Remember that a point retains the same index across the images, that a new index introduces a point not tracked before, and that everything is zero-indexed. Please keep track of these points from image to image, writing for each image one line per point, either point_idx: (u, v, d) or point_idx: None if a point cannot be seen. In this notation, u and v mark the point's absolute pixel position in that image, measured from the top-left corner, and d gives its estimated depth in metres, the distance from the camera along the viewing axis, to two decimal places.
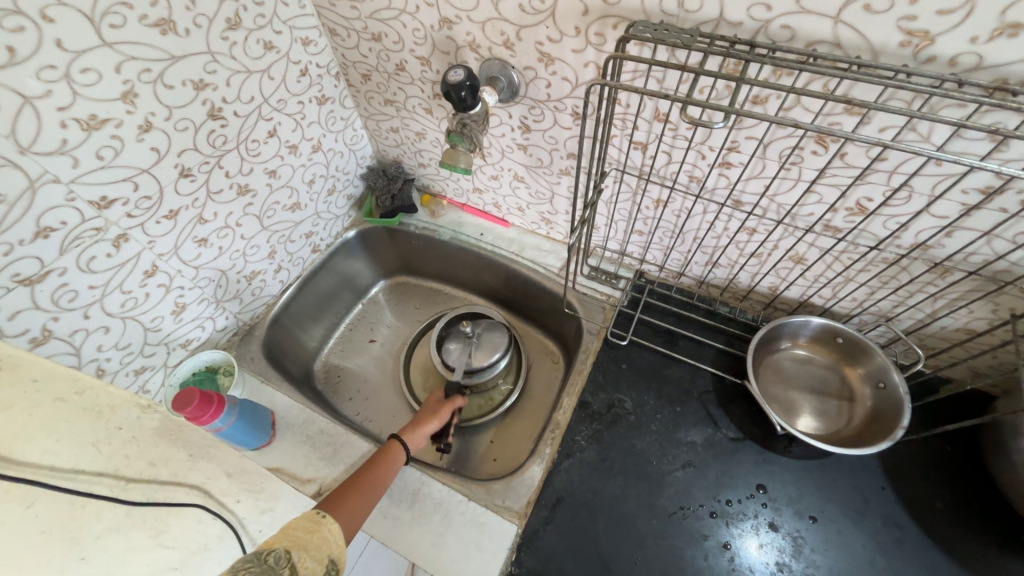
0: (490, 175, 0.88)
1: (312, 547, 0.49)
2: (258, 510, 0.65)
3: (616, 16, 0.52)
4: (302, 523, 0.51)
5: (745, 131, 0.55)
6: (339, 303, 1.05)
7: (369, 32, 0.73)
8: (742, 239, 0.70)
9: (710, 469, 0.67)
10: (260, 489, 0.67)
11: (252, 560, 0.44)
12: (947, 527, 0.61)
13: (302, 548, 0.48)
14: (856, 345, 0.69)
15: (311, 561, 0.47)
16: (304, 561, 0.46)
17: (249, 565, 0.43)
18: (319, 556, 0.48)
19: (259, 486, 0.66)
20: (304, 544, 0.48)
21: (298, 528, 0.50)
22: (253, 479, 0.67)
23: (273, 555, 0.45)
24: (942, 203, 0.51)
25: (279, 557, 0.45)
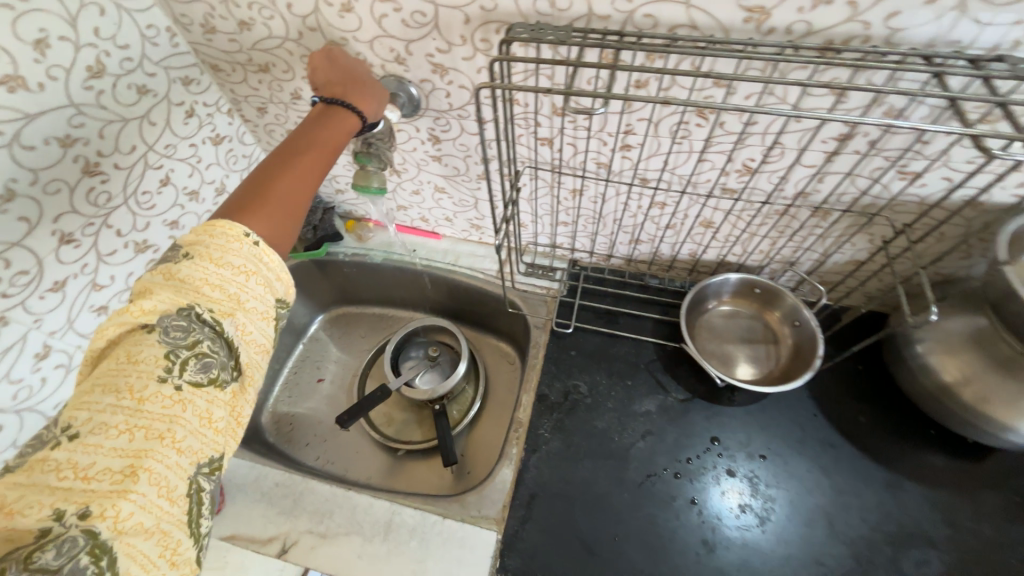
0: (410, 190, 0.87)
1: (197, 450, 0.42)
2: None
3: (497, 21, 0.54)
4: (219, 271, 0.44)
5: (635, 114, 0.59)
6: (278, 348, 1.00)
7: (255, 63, 0.70)
8: (655, 214, 0.75)
9: (667, 432, 0.71)
10: (224, 563, 0.63)
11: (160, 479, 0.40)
12: (872, 438, 0.68)
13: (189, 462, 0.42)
14: (771, 292, 0.75)
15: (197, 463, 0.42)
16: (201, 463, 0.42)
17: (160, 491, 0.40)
18: (257, 309, 0.46)
19: (222, 562, 0.63)
20: (216, 337, 0.43)
21: (228, 274, 0.44)
22: (215, 555, 0.63)
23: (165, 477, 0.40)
24: (809, 154, 0.58)
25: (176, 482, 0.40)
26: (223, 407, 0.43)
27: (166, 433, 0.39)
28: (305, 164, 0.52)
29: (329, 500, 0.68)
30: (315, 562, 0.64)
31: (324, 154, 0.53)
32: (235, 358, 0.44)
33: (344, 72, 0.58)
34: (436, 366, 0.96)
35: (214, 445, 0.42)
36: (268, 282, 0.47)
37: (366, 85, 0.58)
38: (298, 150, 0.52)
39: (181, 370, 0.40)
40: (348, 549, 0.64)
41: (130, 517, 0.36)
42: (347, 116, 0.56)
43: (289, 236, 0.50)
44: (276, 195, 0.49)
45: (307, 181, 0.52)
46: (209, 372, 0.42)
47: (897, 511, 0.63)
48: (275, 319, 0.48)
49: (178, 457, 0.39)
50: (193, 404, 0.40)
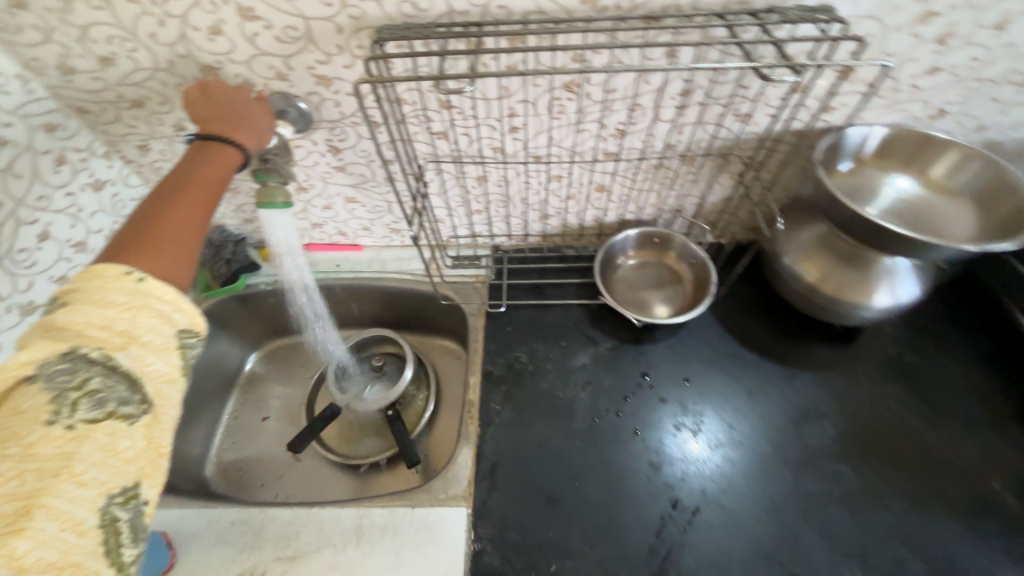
0: (321, 206, 0.88)
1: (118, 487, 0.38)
2: None
3: (368, 27, 0.58)
4: (103, 312, 0.40)
5: (513, 97, 0.66)
6: (212, 394, 0.95)
7: (126, 100, 0.67)
8: (556, 187, 0.82)
9: (603, 379, 0.78)
10: None
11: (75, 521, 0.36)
12: (769, 344, 0.80)
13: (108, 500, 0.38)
14: (667, 238, 0.86)
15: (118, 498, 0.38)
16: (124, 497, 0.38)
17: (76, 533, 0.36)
18: (155, 341, 0.42)
19: None
20: (109, 371, 0.39)
21: (114, 313, 0.41)
22: None
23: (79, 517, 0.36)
24: (664, 110, 0.68)
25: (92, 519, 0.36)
26: (134, 437, 0.39)
27: (63, 469, 0.35)
28: (190, 199, 0.51)
29: (293, 522, 0.67)
30: None
31: (209, 189, 0.54)
32: (140, 387, 0.40)
33: (219, 107, 0.60)
34: (384, 375, 0.96)
35: (126, 476, 0.38)
36: (164, 313, 0.43)
37: (242, 117, 0.60)
38: (179, 188, 0.52)
39: (73, 408, 0.36)
40: (319, 563, 0.63)
41: (29, 555, 0.32)
42: (226, 149, 0.56)
43: (186, 270, 0.48)
44: (163, 231, 0.48)
45: (196, 215, 0.51)
46: (108, 404, 0.38)
47: (797, 396, 0.75)
48: (180, 350, 0.44)
49: (81, 490, 0.35)
50: (92, 438, 0.37)
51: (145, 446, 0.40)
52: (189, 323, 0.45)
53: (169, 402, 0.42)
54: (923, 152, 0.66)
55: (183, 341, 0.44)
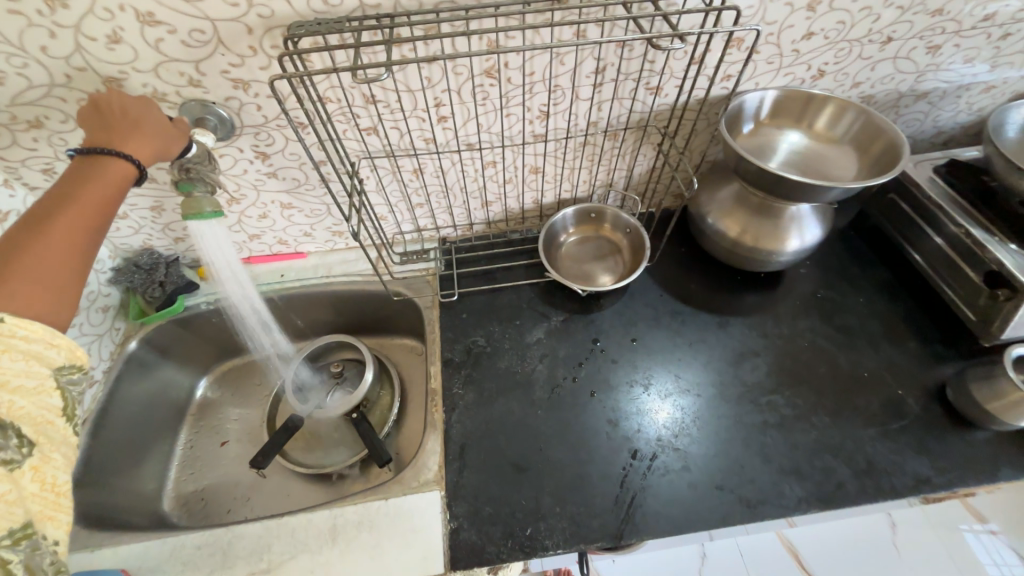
0: (257, 216, 0.86)
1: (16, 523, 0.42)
2: None
3: (279, 26, 0.58)
4: None
5: (437, 86, 0.68)
6: (161, 425, 0.91)
7: (21, 120, 0.63)
8: (492, 173, 0.84)
9: (559, 350, 0.82)
10: None
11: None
12: (705, 297, 0.86)
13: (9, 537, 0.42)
14: (602, 212, 0.90)
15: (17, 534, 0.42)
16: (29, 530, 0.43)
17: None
18: (28, 386, 0.43)
19: None
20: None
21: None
22: None
23: None
24: (582, 89, 0.72)
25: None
26: (14, 481, 0.42)
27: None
28: (69, 224, 0.47)
29: (263, 536, 0.66)
30: None
31: (95, 209, 0.49)
32: (19, 431, 0.43)
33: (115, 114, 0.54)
34: (347, 381, 0.95)
35: (13, 518, 0.41)
36: (37, 354, 0.44)
37: (136, 125, 0.54)
38: (57, 209, 0.47)
39: None
40: (297, 569, 0.63)
41: None
42: (114, 163, 0.51)
43: (65, 307, 0.46)
44: (35, 264, 0.45)
45: (76, 241, 0.47)
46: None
47: (733, 341, 0.82)
48: (60, 390, 0.46)
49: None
50: None
51: (31, 485, 0.44)
52: (68, 359, 0.46)
53: (54, 438, 0.46)
54: (809, 108, 0.74)
55: (65, 378, 0.46)
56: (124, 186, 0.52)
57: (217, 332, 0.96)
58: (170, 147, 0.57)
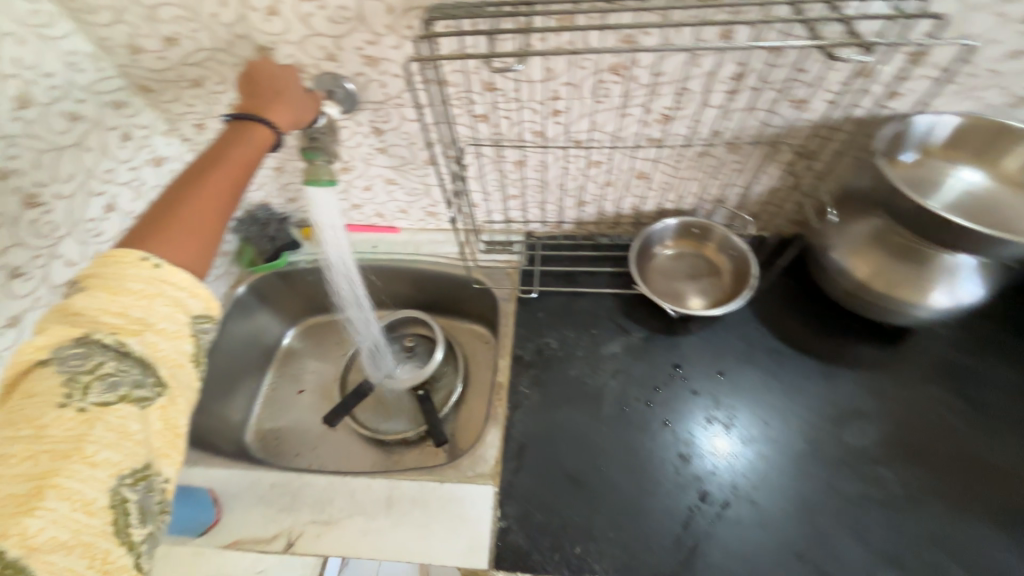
0: (361, 187, 0.90)
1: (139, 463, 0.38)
2: None
3: (417, 7, 0.59)
4: (118, 298, 0.41)
5: (558, 79, 0.65)
6: (253, 365, 1.00)
7: (187, 79, 0.71)
8: (594, 173, 0.81)
9: (635, 369, 0.77)
10: None
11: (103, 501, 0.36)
12: (811, 340, 0.77)
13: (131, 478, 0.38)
14: (705, 229, 0.83)
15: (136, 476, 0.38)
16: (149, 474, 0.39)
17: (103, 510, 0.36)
18: (172, 328, 0.43)
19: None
20: (118, 356, 0.39)
21: (132, 306, 0.41)
22: None
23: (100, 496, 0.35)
24: (714, 95, 0.65)
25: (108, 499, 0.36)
26: (144, 419, 0.39)
27: (73, 450, 0.35)
28: (219, 177, 0.51)
29: (326, 489, 0.70)
30: (323, 548, 0.65)
31: (239, 168, 0.53)
32: (155, 369, 0.41)
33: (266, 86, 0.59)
34: (415, 356, 1.00)
35: (137, 455, 0.38)
36: (181, 301, 0.44)
37: (282, 94, 0.59)
38: (210, 164, 0.52)
39: (84, 393, 0.37)
40: (352, 529, 0.66)
41: (41, 533, 0.32)
42: (259, 129, 0.56)
43: (206, 256, 0.48)
44: (190, 209, 0.48)
45: (224, 193, 0.51)
46: (122, 389, 0.39)
47: (836, 395, 0.72)
48: (194, 336, 0.45)
49: (92, 470, 0.35)
50: (103, 420, 0.37)
51: (158, 427, 0.40)
52: (205, 308, 0.46)
53: (180, 385, 0.43)
54: (996, 142, 0.61)
55: (198, 326, 0.45)
56: (262, 151, 0.56)
57: (310, 289, 1.04)
58: (303, 116, 0.61)
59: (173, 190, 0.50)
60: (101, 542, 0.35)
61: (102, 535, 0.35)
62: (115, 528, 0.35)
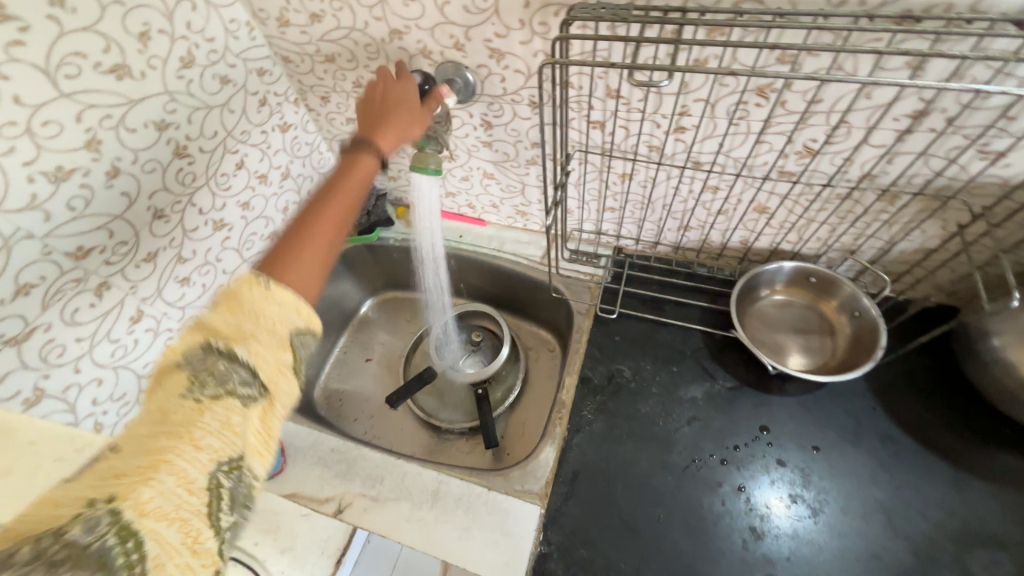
0: (459, 177, 0.90)
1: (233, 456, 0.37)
2: (278, 549, 0.67)
3: (555, 3, 0.56)
4: (238, 309, 0.41)
5: (692, 94, 0.59)
6: (331, 327, 1.06)
7: (322, 54, 0.74)
8: (707, 199, 0.74)
9: (713, 419, 0.70)
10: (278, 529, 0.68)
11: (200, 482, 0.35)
12: (939, 436, 0.65)
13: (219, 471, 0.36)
14: (827, 281, 0.73)
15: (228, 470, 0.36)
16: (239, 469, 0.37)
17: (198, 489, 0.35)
18: (272, 344, 0.41)
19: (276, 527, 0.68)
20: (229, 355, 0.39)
21: (247, 319, 0.40)
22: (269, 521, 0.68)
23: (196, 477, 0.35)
24: (879, 132, 0.55)
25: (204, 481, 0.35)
26: (249, 412, 0.38)
27: (185, 432, 0.35)
28: (332, 206, 0.50)
29: (379, 466, 0.72)
30: (368, 523, 0.67)
31: (351, 195, 0.52)
32: (261, 373, 0.40)
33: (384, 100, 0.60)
34: (481, 351, 0.99)
35: (232, 446, 0.36)
36: (285, 317, 0.42)
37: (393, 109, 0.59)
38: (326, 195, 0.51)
39: (202, 383, 0.37)
40: (397, 513, 0.68)
41: (150, 501, 0.32)
42: (367, 159, 0.55)
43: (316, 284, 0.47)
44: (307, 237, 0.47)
45: (335, 222, 0.50)
46: (230, 384, 0.38)
47: (963, 509, 0.60)
48: (295, 347, 0.42)
49: (198, 453, 0.35)
50: (214, 408, 0.37)
51: (257, 426, 0.39)
52: (305, 321, 0.44)
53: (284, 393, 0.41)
54: None
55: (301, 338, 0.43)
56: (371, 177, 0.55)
57: (394, 266, 1.08)
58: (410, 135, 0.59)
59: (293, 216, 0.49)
60: (191, 526, 0.33)
61: (191, 520, 0.33)
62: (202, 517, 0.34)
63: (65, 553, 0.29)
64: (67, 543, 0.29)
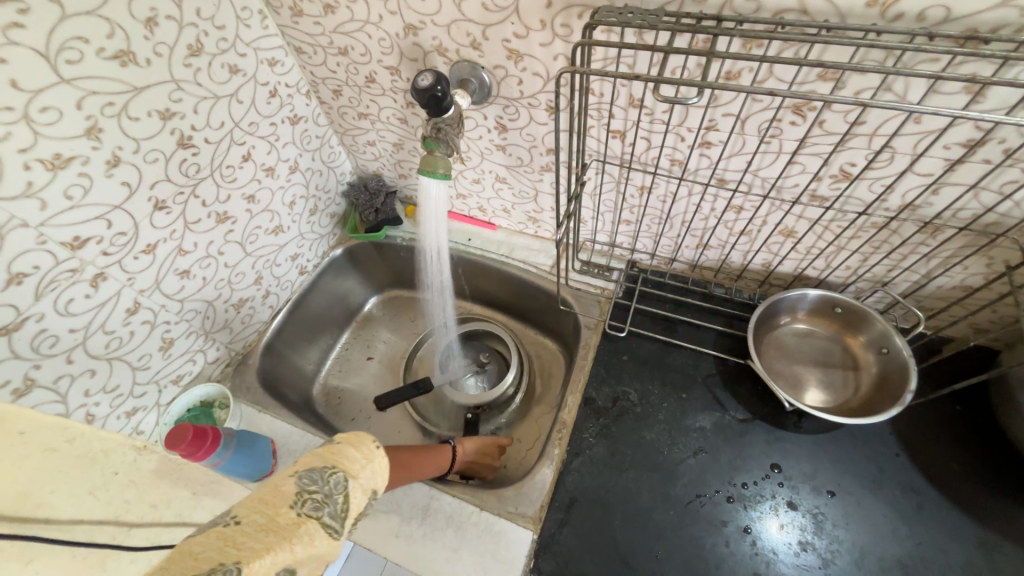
0: (471, 179, 0.87)
1: (310, 539, 0.39)
2: None
3: (580, 5, 0.52)
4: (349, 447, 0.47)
5: (722, 108, 0.55)
6: (334, 323, 1.04)
7: (335, 46, 0.72)
8: (730, 218, 0.69)
9: (722, 453, 0.66)
10: None
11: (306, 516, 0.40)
12: (968, 490, 0.60)
13: (295, 540, 0.38)
14: (854, 312, 0.68)
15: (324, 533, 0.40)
16: (315, 538, 0.39)
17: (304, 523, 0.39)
18: (364, 484, 0.45)
19: None
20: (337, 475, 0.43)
21: (346, 471, 0.44)
22: None
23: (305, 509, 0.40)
24: (925, 161, 0.51)
25: (313, 508, 0.40)
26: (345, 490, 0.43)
27: (306, 490, 0.41)
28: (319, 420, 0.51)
29: None
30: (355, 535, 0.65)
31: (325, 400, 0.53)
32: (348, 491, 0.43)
33: None
34: (488, 371, 0.96)
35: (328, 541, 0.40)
36: (374, 476, 0.46)
37: None
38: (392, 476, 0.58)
39: (322, 476, 0.42)
40: (385, 527, 0.65)
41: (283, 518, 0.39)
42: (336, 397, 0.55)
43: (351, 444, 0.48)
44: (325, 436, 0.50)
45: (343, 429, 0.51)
46: (327, 510, 0.41)
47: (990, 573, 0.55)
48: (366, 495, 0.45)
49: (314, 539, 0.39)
50: (330, 476, 0.43)
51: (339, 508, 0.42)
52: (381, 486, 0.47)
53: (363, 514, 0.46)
54: None
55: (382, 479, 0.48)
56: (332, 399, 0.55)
57: (400, 266, 1.05)
58: None
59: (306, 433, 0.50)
60: (299, 536, 0.38)
61: (292, 542, 0.37)
62: (312, 533, 0.39)
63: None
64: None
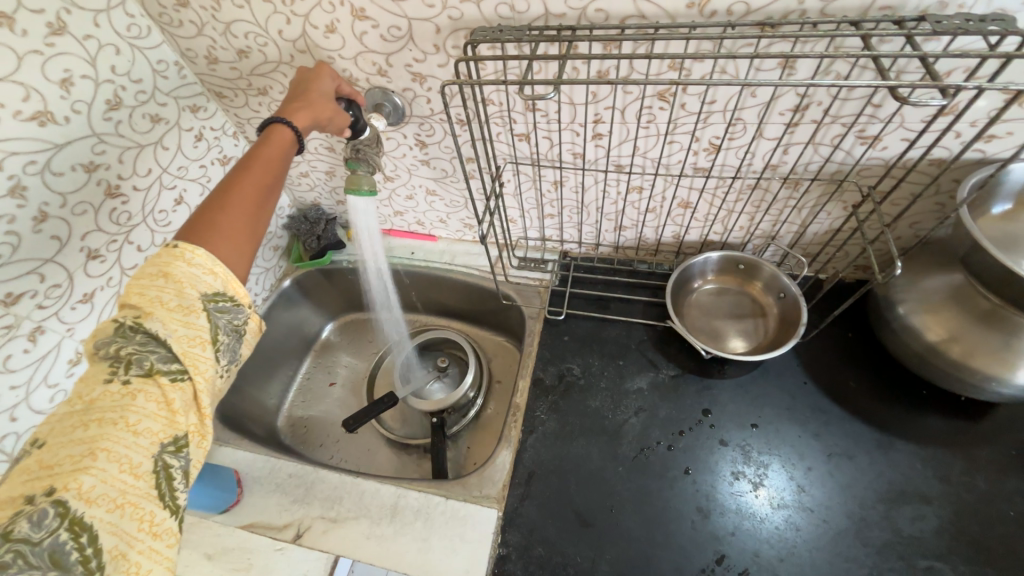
0: (404, 195, 0.93)
1: (159, 401, 0.41)
2: None
3: (464, 28, 0.59)
4: (146, 287, 0.43)
5: (601, 103, 0.63)
6: (291, 353, 1.06)
7: (254, 88, 0.77)
8: (634, 199, 0.78)
9: (658, 408, 0.73)
10: (248, 565, 0.65)
11: (140, 392, 0.40)
12: (864, 402, 0.69)
13: (137, 420, 0.39)
14: (753, 266, 0.78)
15: (173, 379, 0.42)
16: (168, 392, 0.41)
17: (141, 403, 0.40)
18: (173, 315, 0.43)
19: (245, 563, 0.66)
20: (151, 340, 0.42)
21: (154, 311, 0.42)
22: (240, 556, 0.66)
23: (137, 394, 0.40)
24: (770, 127, 0.61)
25: (142, 366, 0.41)
26: (167, 359, 0.42)
27: (115, 410, 0.39)
28: (242, 209, 0.50)
29: (338, 487, 0.72)
30: (326, 545, 0.67)
31: (264, 186, 0.53)
32: (176, 349, 0.42)
33: (293, 92, 0.62)
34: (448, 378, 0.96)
35: (176, 427, 0.41)
36: (198, 280, 0.45)
37: (311, 90, 0.61)
38: (242, 169, 0.52)
39: (125, 368, 0.40)
40: (357, 531, 0.67)
41: (93, 489, 0.36)
42: (282, 141, 0.56)
43: (248, 250, 0.50)
44: (229, 227, 0.48)
45: (252, 218, 0.50)
46: (157, 367, 0.41)
47: (889, 469, 0.64)
48: (206, 312, 0.45)
49: (135, 438, 0.39)
50: (134, 367, 0.40)
51: (179, 354, 0.42)
52: (223, 287, 0.46)
53: (226, 345, 0.47)
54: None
55: (214, 305, 0.45)
56: (285, 160, 0.56)
57: (348, 287, 1.08)
58: (325, 120, 0.61)
59: (222, 220, 0.48)
60: (139, 408, 0.40)
61: (129, 428, 0.39)
62: (152, 396, 0.40)
63: (12, 552, 0.33)
64: (15, 546, 0.33)
